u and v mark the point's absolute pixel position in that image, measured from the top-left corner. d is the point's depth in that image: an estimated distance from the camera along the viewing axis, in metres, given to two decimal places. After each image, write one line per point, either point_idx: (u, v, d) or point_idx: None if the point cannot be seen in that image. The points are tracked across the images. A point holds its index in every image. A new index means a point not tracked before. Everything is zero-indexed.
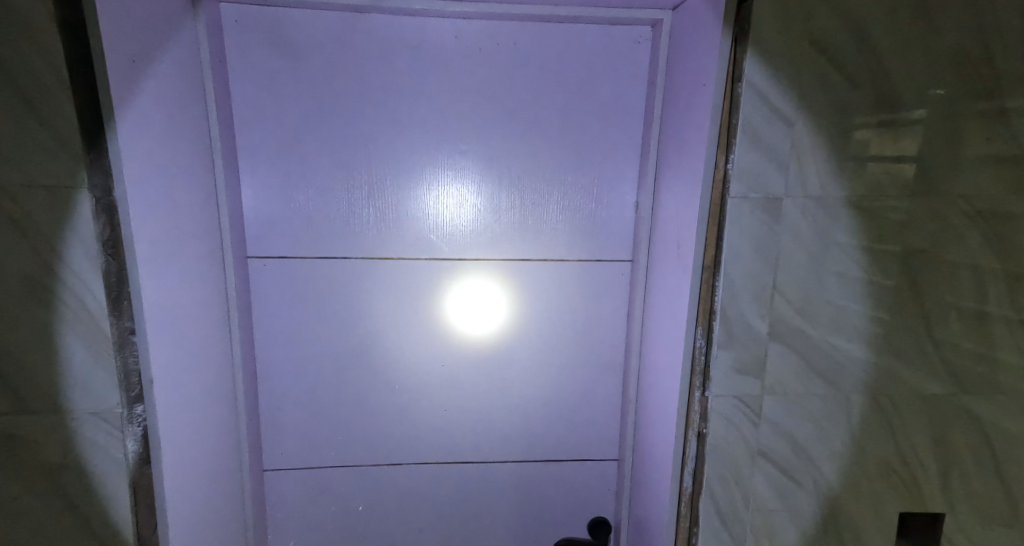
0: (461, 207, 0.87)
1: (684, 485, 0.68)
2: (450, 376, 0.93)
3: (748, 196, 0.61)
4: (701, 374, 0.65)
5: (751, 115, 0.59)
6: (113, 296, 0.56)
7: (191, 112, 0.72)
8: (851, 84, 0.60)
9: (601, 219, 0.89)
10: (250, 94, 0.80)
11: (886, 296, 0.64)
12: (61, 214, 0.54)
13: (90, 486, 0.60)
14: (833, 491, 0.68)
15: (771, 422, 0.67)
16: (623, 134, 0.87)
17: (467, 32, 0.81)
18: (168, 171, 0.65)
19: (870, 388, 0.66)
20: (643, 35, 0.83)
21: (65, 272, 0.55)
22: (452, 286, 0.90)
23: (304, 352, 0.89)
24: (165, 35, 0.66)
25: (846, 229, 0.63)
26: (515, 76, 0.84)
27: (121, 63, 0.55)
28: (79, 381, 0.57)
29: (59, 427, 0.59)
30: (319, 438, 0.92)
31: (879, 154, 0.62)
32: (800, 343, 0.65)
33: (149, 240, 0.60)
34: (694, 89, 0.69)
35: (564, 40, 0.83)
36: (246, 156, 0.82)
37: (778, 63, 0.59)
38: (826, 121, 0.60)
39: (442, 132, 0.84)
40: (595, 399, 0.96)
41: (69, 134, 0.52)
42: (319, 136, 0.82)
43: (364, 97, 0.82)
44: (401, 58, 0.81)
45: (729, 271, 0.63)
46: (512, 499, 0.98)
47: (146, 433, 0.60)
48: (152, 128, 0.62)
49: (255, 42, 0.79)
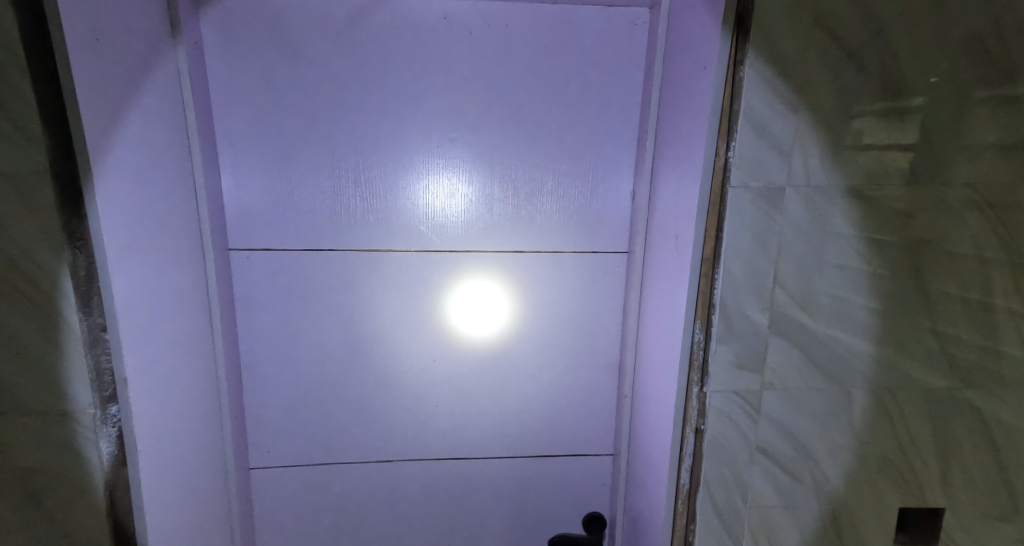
0: (452, 197, 0.84)
1: (682, 483, 0.67)
2: (442, 372, 0.91)
3: (750, 186, 0.59)
4: (699, 369, 0.64)
5: (754, 101, 0.57)
6: (82, 291, 0.52)
7: (166, 96, 0.68)
8: (858, 69, 0.58)
9: (597, 211, 0.87)
10: (229, 78, 0.76)
11: (890, 289, 0.63)
12: (25, 206, 0.50)
13: (65, 491, 0.57)
14: (832, 487, 0.67)
15: (770, 419, 0.65)
16: (620, 122, 0.84)
17: (457, 13, 0.78)
18: (142, 160, 0.62)
19: (872, 384, 0.65)
20: (640, 18, 0.80)
21: (32, 266, 0.52)
22: (444, 280, 0.87)
23: (291, 348, 0.86)
24: (136, 14, 0.61)
25: (849, 219, 0.61)
26: (509, 61, 0.80)
27: (84, 42, 0.51)
28: (51, 382, 0.54)
29: (31, 429, 0.56)
30: (308, 435, 0.90)
31: (885, 143, 0.59)
32: (801, 337, 0.63)
33: (123, 233, 0.57)
34: (694, 74, 0.66)
35: (559, 23, 0.80)
36: (227, 144, 0.78)
37: (783, 46, 0.56)
38: (831, 107, 0.58)
39: (431, 118, 0.81)
40: (590, 394, 0.94)
41: (29, 119, 0.49)
42: (303, 123, 0.79)
43: (350, 81, 0.78)
44: (389, 40, 0.78)
45: (728, 264, 0.60)
46: (506, 496, 0.97)
47: (121, 434, 0.57)
48: (123, 114, 0.58)
49: (234, 23, 0.74)
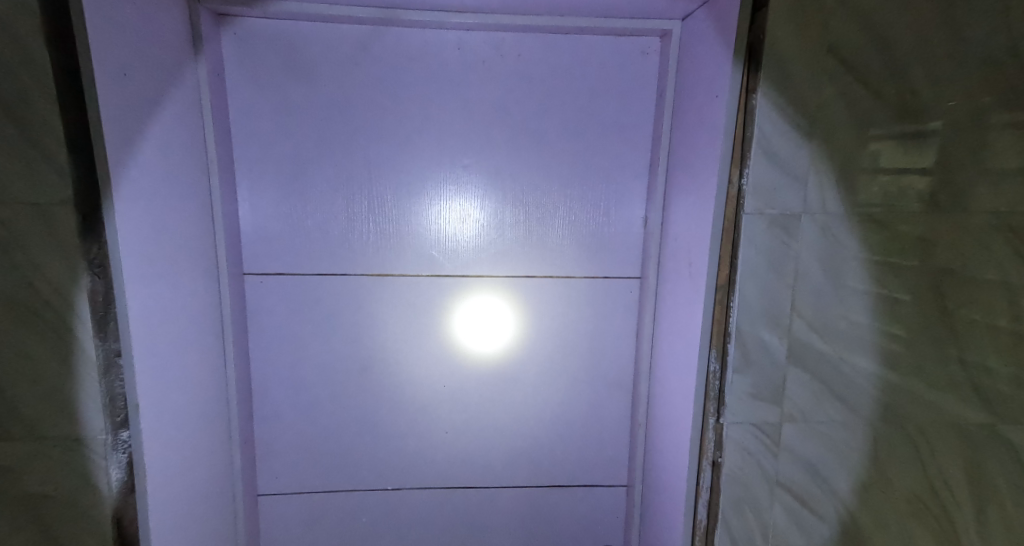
0: (464, 221, 0.85)
1: (699, 518, 0.65)
2: (452, 397, 0.90)
3: (764, 213, 0.58)
4: (715, 400, 0.62)
5: (767, 127, 0.57)
6: (100, 316, 0.53)
7: (188, 125, 0.70)
8: (873, 95, 0.57)
9: (608, 235, 0.86)
10: (249, 108, 0.78)
11: (913, 318, 0.61)
12: (48, 234, 0.52)
13: (73, 518, 0.57)
14: (856, 523, 0.65)
15: (790, 452, 0.63)
16: (631, 148, 0.84)
17: (470, 43, 0.80)
18: (162, 186, 0.63)
19: (896, 416, 0.62)
20: (651, 46, 0.81)
21: (52, 293, 0.53)
22: (455, 304, 0.87)
23: (303, 372, 0.86)
24: (161, 47, 0.64)
25: (868, 246, 0.59)
26: (521, 88, 0.82)
27: (111, 75, 0.53)
28: (64, 408, 0.55)
29: (42, 455, 0.56)
30: (316, 461, 0.89)
31: (903, 168, 0.58)
32: (821, 367, 0.62)
33: (140, 260, 0.58)
34: (706, 101, 0.66)
35: (571, 51, 0.81)
36: (245, 171, 0.80)
37: (795, 73, 0.56)
38: (845, 133, 0.58)
39: (445, 145, 0.82)
40: (602, 422, 0.92)
41: (55, 149, 0.50)
42: (319, 150, 0.80)
43: (364, 110, 0.80)
44: (404, 70, 0.79)
45: (743, 291, 0.59)
46: (516, 527, 0.94)
47: (131, 461, 0.57)
48: (146, 144, 0.60)
49: (255, 54, 0.77)
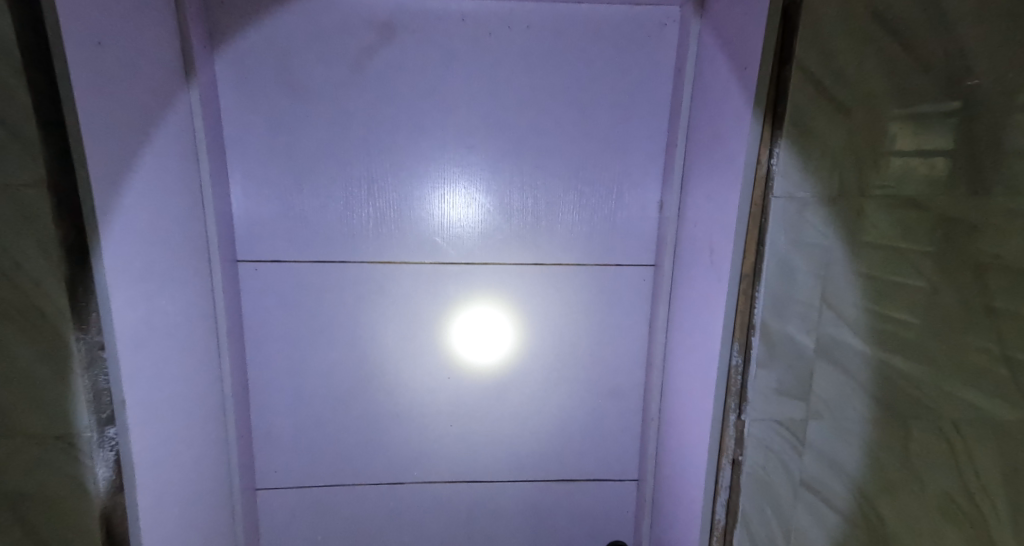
0: (468, 207, 0.80)
1: (717, 518, 0.62)
2: (455, 390, 0.86)
3: (794, 196, 0.54)
4: (736, 395, 0.59)
5: (802, 103, 0.52)
6: (78, 308, 0.49)
7: (175, 101, 0.65)
8: (920, 66, 0.52)
9: (620, 221, 0.82)
10: (239, 84, 0.73)
11: (950, 312, 0.56)
12: (18, 219, 0.47)
13: (57, 520, 0.54)
14: (884, 525, 0.61)
15: (815, 451, 0.59)
16: (647, 128, 0.79)
17: (476, 14, 0.74)
18: (147, 169, 0.59)
19: (930, 413, 0.59)
20: (670, 17, 0.76)
21: (25, 283, 0.48)
22: (459, 294, 0.83)
23: (303, 364, 0.83)
24: (142, 17, 0.59)
25: (905, 233, 0.55)
26: (529, 64, 0.76)
27: (85, 47, 0.49)
28: (44, 405, 0.51)
29: (21, 454, 0.52)
30: (316, 453, 0.86)
31: (948, 147, 0.52)
32: (850, 361, 0.58)
33: (126, 249, 0.54)
34: (732, 75, 0.61)
35: (583, 23, 0.76)
36: (236, 152, 0.76)
37: (836, 42, 0.51)
38: (885, 111, 0.53)
39: (449, 125, 0.77)
40: (613, 414, 0.89)
41: (23, 126, 0.45)
42: (318, 129, 0.76)
43: (363, 86, 0.75)
44: (404, 43, 0.74)
45: (769, 281, 0.55)
46: (523, 521, 0.92)
47: (118, 458, 0.54)
48: (126, 122, 0.55)
49: (245, 26, 0.72)
